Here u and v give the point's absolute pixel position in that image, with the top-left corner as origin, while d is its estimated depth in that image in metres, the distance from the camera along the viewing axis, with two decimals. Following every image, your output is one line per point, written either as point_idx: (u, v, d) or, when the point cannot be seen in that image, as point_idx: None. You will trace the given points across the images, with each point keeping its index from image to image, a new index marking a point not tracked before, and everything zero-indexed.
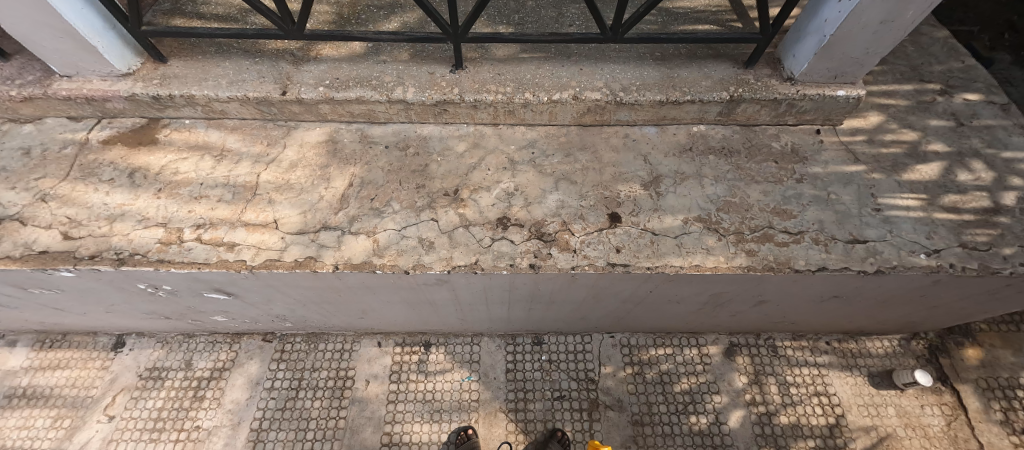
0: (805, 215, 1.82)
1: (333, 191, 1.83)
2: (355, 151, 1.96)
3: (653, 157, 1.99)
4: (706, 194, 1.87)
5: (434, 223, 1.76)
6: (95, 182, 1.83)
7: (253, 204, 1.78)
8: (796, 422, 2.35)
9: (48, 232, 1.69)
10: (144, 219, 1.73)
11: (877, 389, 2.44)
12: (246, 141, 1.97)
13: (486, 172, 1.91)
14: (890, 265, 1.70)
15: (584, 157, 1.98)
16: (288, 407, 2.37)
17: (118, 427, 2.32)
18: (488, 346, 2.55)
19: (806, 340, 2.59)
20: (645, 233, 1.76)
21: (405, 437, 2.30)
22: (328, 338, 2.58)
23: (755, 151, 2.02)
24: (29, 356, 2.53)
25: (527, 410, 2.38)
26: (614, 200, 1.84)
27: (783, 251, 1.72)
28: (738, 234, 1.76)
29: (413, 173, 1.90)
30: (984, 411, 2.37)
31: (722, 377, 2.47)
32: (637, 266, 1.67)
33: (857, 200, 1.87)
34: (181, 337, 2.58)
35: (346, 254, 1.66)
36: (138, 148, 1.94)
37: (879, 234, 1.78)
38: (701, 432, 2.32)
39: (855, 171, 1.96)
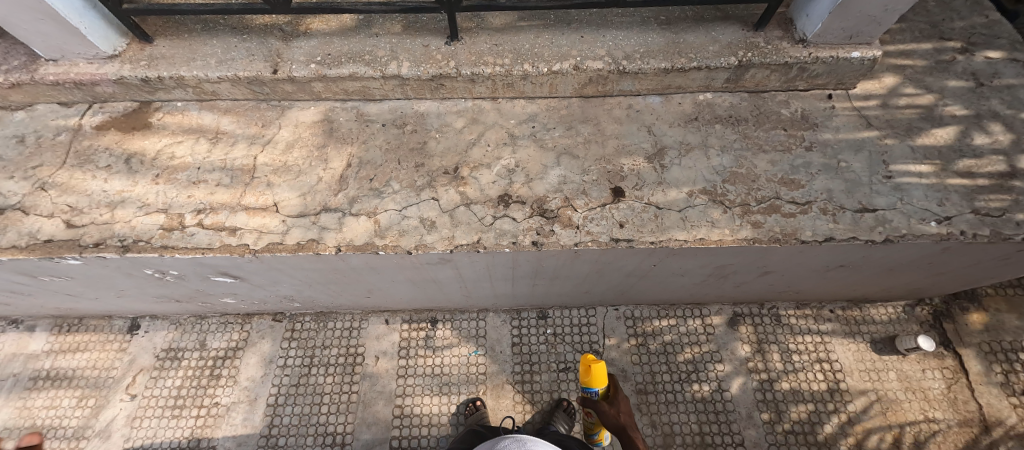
0: (814, 185, 1.78)
1: (331, 172, 1.80)
2: (351, 130, 1.91)
3: (657, 128, 1.93)
4: (712, 166, 1.82)
5: (436, 203, 1.74)
6: (92, 168, 1.81)
7: (252, 188, 1.77)
8: (797, 388, 2.39)
9: (50, 221, 1.69)
10: (145, 205, 1.73)
11: (879, 355, 2.47)
12: (241, 123, 1.93)
13: (486, 148, 1.87)
14: (900, 234, 1.67)
15: (586, 130, 1.93)
16: (301, 383, 2.45)
17: (141, 405, 2.42)
18: (494, 321, 2.59)
19: (810, 309, 2.59)
20: (649, 207, 1.73)
21: (416, 409, 2.38)
22: (337, 317, 2.62)
23: (763, 118, 1.95)
24: (48, 341, 2.60)
25: (533, 381, 2.43)
26: (617, 174, 1.81)
27: (790, 222, 1.69)
28: (744, 206, 1.73)
29: (411, 151, 1.86)
30: (985, 374, 2.40)
31: (725, 346, 2.50)
32: (640, 241, 1.65)
33: (867, 167, 1.82)
34: (193, 319, 2.64)
35: (348, 235, 1.66)
36: (133, 133, 1.90)
37: (890, 202, 1.74)
38: (703, 399, 2.37)
39: (867, 137, 1.89)
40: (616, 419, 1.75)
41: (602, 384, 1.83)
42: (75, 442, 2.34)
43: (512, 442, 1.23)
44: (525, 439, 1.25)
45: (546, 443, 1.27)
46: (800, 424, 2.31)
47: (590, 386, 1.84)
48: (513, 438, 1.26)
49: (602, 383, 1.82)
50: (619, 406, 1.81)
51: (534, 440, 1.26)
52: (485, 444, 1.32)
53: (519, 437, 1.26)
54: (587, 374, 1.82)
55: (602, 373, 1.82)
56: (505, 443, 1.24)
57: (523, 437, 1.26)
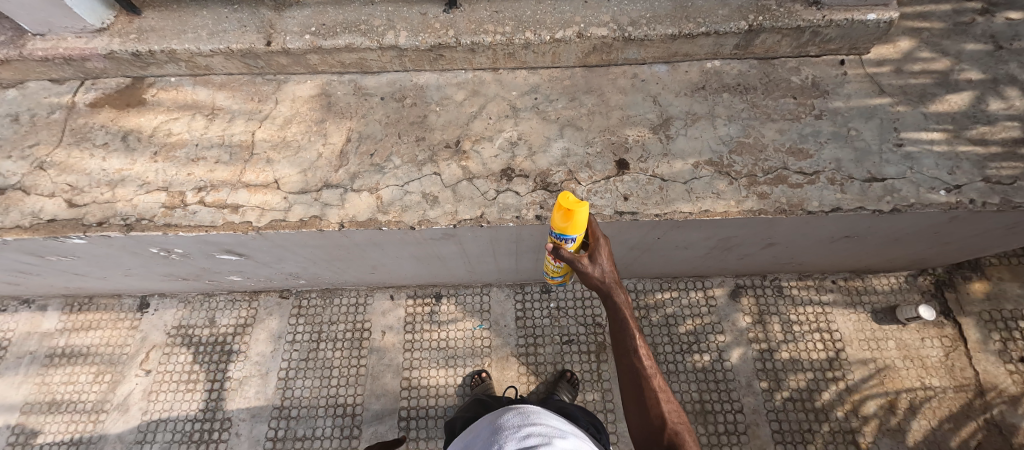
0: (822, 154, 1.74)
1: (331, 148, 1.78)
2: (350, 104, 1.87)
3: (663, 98, 1.88)
4: (718, 136, 1.79)
5: (438, 177, 1.72)
6: (89, 147, 1.79)
7: (251, 164, 1.75)
8: (797, 357, 2.43)
9: (52, 201, 1.69)
10: (145, 183, 1.71)
11: (879, 324, 2.49)
12: (236, 98, 1.89)
13: (488, 121, 1.83)
14: (908, 203, 1.65)
15: (590, 100, 1.88)
16: (311, 357, 2.50)
17: (156, 380, 2.48)
18: (497, 295, 2.61)
19: (812, 280, 2.60)
20: (654, 179, 1.71)
21: (423, 381, 2.44)
22: (342, 293, 2.65)
23: (772, 86, 1.89)
24: (60, 319, 2.64)
25: (536, 354, 2.48)
26: (621, 146, 1.77)
27: (796, 193, 1.67)
28: (751, 177, 1.70)
29: (411, 125, 1.82)
30: (983, 342, 2.43)
31: (726, 317, 2.52)
32: (645, 214, 1.64)
33: (878, 135, 1.78)
34: (201, 297, 2.67)
35: (350, 211, 1.65)
36: (127, 110, 1.87)
37: (899, 171, 1.71)
38: (704, 369, 2.41)
39: (880, 104, 1.84)
40: (597, 278, 1.24)
41: (582, 231, 1.13)
42: (95, 415, 2.42)
43: (516, 416, 1.19)
44: (528, 412, 1.21)
45: (550, 415, 1.23)
46: (798, 391, 2.36)
47: (562, 234, 1.14)
48: (516, 411, 1.22)
49: (581, 230, 1.12)
50: (602, 262, 1.25)
51: (538, 412, 1.23)
52: (487, 417, 1.28)
53: (523, 410, 1.22)
54: (562, 216, 1.09)
55: (584, 217, 1.08)
56: (508, 416, 1.19)
57: (526, 410, 1.22)
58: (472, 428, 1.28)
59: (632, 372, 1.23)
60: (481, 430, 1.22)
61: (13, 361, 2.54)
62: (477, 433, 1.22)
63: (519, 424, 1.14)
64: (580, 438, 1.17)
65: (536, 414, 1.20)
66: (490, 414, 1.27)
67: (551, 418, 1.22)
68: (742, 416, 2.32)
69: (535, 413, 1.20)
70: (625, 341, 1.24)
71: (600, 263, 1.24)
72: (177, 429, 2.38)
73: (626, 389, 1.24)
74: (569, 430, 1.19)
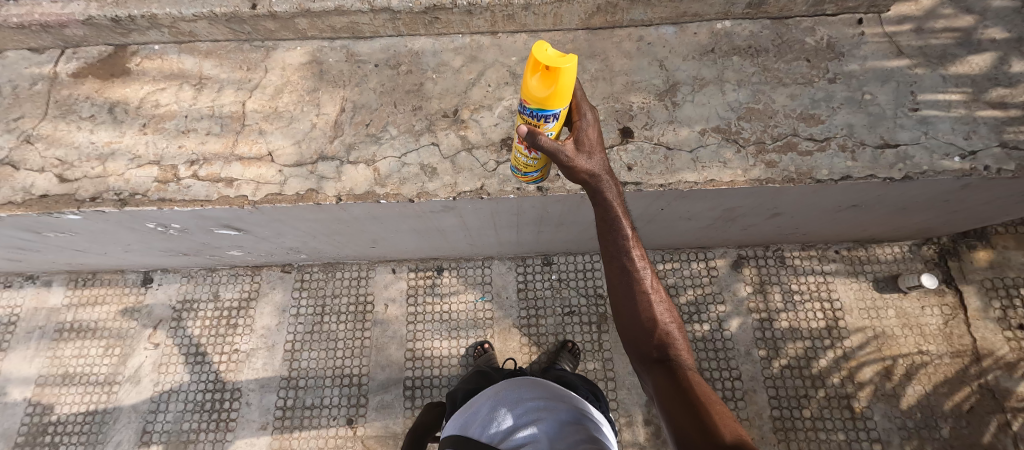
0: (834, 120, 1.68)
1: (325, 118, 1.72)
2: (342, 72, 1.79)
3: (670, 62, 1.79)
4: (727, 102, 1.72)
5: (436, 148, 1.67)
6: (76, 119, 1.73)
7: (244, 136, 1.69)
8: (796, 326, 2.44)
9: (43, 176, 1.65)
10: (136, 157, 1.67)
11: (880, 293, 2.49)
12: (224, 66, 1.80)
13: (487, 89, 1.76)
14: (920, 171, 1.60)
15: (594, 65, 1.79)
16: (316, 330, 2.53)
17: (165, 353, 2.53)
18: (499, 268, 2.61)
19: (815, 250, 2.58)
20: (659, 148, 1.66)
21: (427, 351, 2.47)
22: (344, 267, 2.64)
23: (785, 48, 1.80)
24: (66, 295, 2.66)
25: (538, 325, 2.50)
26: (626, 114, 1.71)
27: (806, 161, 1.62)
28: (760, 145, 1.65)
29: (407, 94, 1.75)
30: (983, 310, 2.44)
31: (727, 288, 2.53)
32: (649, 184, 1.61)
33: (893, 100, 1.70)
34: (204, 271, 2.67)
35: (347, 184, 1.62)
36: (112, 80, 1.79)
37: (913, 137, 1.65)
38: (704, 338, 2.44)
39: (897, 66, 1.75)
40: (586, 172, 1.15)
41: (565, 102, 0.93)
42: (109, 387, 2.48)
43: (517, 391, 1.15)
44: (530, 385, 1.18)
45: (552, 387, 1.21)
46: (796, 359, 2.39)
47: (542, 109, 0.93)
48: (517, 384, 1.19)
49: (564, 101, 0.92)
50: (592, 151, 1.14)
51: (539, 383, 1.20)
52: (485, 390, 1.23)
53: (524, 384, 1.18)
54: (540, 81, 0.87)
55: (569, 81, 0.87)
56: (510, 390, 1.16)
57: (527, 384, 1.18)
58: (470, 402, 1.23)
59: (622, 272, 1.21)
60: (481, 404, 1.18)
61: (24, 336, 2.58)
62: (477, 407, 1.18)
63: (522, 400, 1.12)
64: (581, 407, 1.17)
65: (538, 387, 1.17)
66: (489, 388, 1.23)
67: (553, 389, 1.19)
68: (740, 383, 2.36)
69: (537, 387, 1.17)
70: (615, 244, 1.20)
71: (589, 156, 1.13)
72: (189, 399, 2.44)
73: (615, 291, 1.24)
74: (571, 400, 1.18)
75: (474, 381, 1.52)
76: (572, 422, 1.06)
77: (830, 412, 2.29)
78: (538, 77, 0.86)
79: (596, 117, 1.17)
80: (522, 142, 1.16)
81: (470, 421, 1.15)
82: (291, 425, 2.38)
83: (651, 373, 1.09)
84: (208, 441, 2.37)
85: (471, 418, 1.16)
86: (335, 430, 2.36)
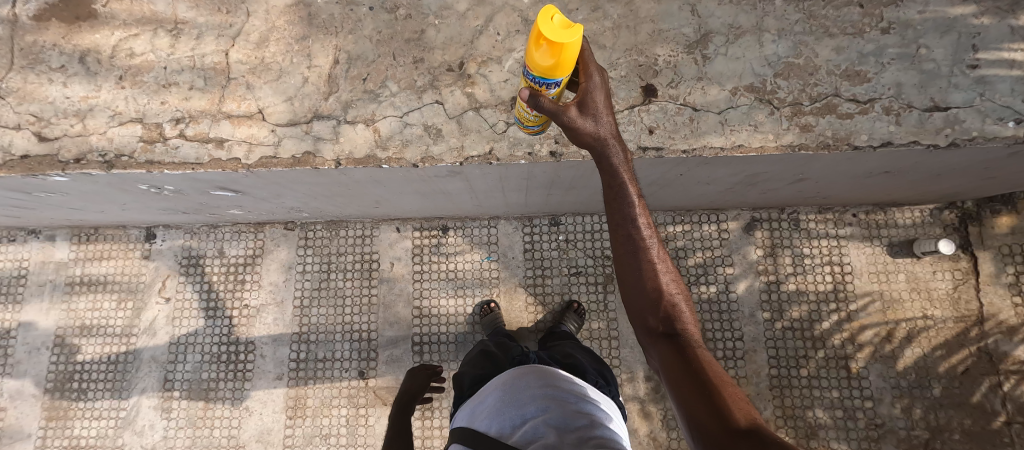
0: (882, 78, 1.51)
1: (317, 72, 1.56)
2: (333, 16, 1.59)
3: (703, 7, 1.58)
4: (764, 56, 1.54)
5: (440, 107, 1.53)
6: (46, 71, 1.58)
7: (231, 91, 1.55)
8: (804, 289, 2.43)
9: (20, 134, 1.54)
10: (116, 114, 1.54)
11: (893, 257, 2.44)
12: (201, 8, 1.60)
13: (495, 38, 1.57)
14: (968, 137, 1.47)
15: (616, 11, 1.58)
16: (323, 286, 2.54)
17: (176, 307, 2.57)
18: (505, 228, 2.55)
19: (832, 213, 2.48)
20: (684, 108, 1.51)
21: (433, 309, 2.50)
22: (348, 225, 2.59)
23: None
24: (72, 250, 2.65)
25: (544, 284, 2.49)
26: (650, 69, 1.54)
27: (845, 125, 1.48)
28: (796, 106, 1.50)
29: (408, 43, 1.57)
30: (995, 275, 2.39)
31: (737, 250, 2.48)
32: (671, 150, 1.49)
33: (951, 54, 1.52)
34: (206, 228, 2.63)
35: (346, 147, 1.51)
36: (78, 24, 1.60)
37: (966, 99, 1.49)
38: (710, 299, 2.44)
39: (962, 14, 1.54)
40: (591, 134, 1.06)
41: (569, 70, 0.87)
42: (126, 338, 2.55)
43: (532, 381, 1.16)
44: (544, 378, 1.18)
45: (567, 382, 1.20)
46: (799, 321, 2.40)
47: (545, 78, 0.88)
48: (531, 376, 1.19)
49: (568, 71, 0.86)
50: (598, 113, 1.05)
51: (555, 378, 1.19)
52: (500, 381, 1.25)
53: (539, 376, 1.19)
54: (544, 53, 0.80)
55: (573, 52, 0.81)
56: (524, 381, 1.17)
57: (541, 376, 1.18)
58: (484, 392, 1.25)
59: (627, 241, 1.10)
60: (494, 393, 1.19)
61: (37, 289, 2.61)
62: (491, 396, 1.19)
63: (534, 390, 1.12)
64: (596, 405, 1.14)
65: (552, 381, 1.17)
66: (504, 378, 1.24)
67: (569, 384, 1.18)
68: (742, 343, 2.39)
69: (551, 381, 1.16)
70: (621, 209, 1.10)
71: (594, 118, 1.04)
72: (205, 351, 2.52)
73: (619, 261, 1.13)
74: (586, 396, 1.16)
75: (483, 365, 1.54)
76: (584, 415, 1.03)
77: (827, 372, 2.35)
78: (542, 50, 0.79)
79: (603, 78, 1.08)
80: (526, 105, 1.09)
81: (481, 412, 1.17)
82: (305, 376, 2.47)
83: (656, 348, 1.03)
84: (227, 389, 2.48)
85: (483, 407, 1.18)
86: (347, 381, 2.46)
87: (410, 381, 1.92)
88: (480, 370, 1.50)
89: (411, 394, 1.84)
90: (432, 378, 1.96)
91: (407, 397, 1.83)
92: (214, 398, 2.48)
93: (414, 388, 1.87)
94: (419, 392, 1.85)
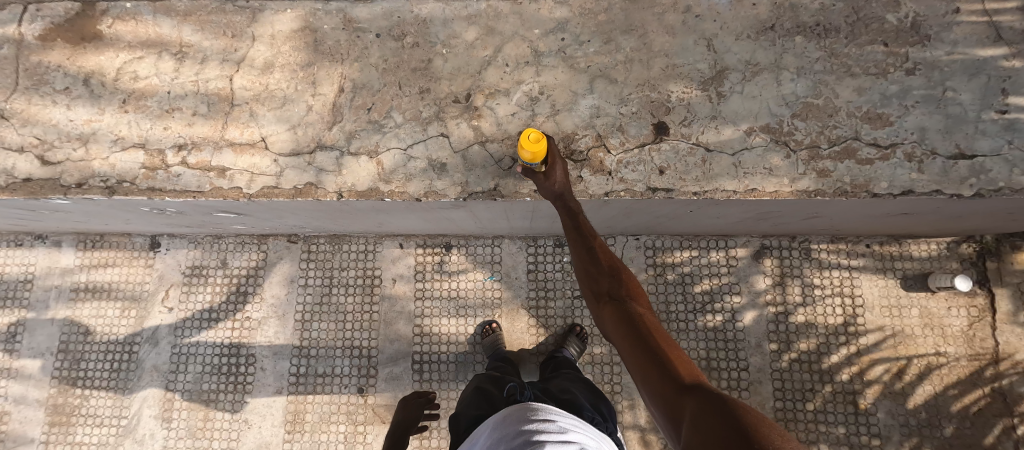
0: (905, 122, 1.45)
1: (322, 100, 1.53)
2: (339, 43, 1.56)
3: (719, 41, 1.52)
4: (781, 95, 1.48)
5: (445, 140, 1.50)
6: (50, 92, 1.57)
7: (234, 118, 1.53)
8: (813, 321, 2.37)
9: (23, 157, 1.53)
10: (119, 139, 1.53)
11: (906, 291, 2.38)
12: (206, 32, 1.58)
13: (503, 70, 1.53)
14: (995, 187, 1.41)
15: (629, 43, 1.53)
16: (324, 301, 2.53)
17: (179, 317, 2.57)
18: (509, 248, 2.52)
19: (845, 243, 2.42)
20: (697, 149, 1.46)
21: (434, 328, 2.48)
22: (351, 240, 2.58)
23: (860, 27, 1.51)
24: (77, 256, 2.66)
25: (547, 307, 2.46)
26: (662, 105, 1.49)
27: (864, 171, 1.43)
28: (813, 150, 1.45)
29: (414, 73, 1.54)
30: (1012, 313, 2.32)
31: (745, 278, 2.43)
32: (681, 192, 1.45)
33: (979, 98, 1.45)
34: (210, 238, 2.62)
35: (348, 179, 1.48)
36: (83, 46, 1.59)
37: (994, 147, 1.43)
38: (715, 328, 2.39)
39: (991, 56, 1.47)
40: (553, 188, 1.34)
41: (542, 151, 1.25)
42: (129, 347, 2.56)
43: (521, 412, 1.13)
44: (535, 407, 1.14)
45: (559, 410, 1.16)
46: (806, 354, 2.35)
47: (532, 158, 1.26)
48: (522, 407, 1.16)
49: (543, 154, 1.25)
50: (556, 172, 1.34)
51: (546, 407, 1.16)
52: (491, 418, 1.22)
53: (529, 405, 1.15)
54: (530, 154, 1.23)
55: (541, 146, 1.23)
56: (513, 413, 1.13)
57: (531, 406, 1.15)
58: (476, 432, 1.22)
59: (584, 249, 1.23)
60: (485, 432, 1.16)
61: (43, 293, 2.63)
62: (482, 435, 1.16)
63: (523, 418, 1.08)
64: (586, 436, 1.11)
65: (542, 410, 1.13)
66: (495, 414, 1.21)
67: (559, 412, 1.15)
68: (746, 374, 2.35)
69: (542, 409, 1.13)
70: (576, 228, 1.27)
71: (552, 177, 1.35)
72: (206, 362, 2.52)
73: (581, 269, 1.24)
74: (575, 426, 1.13)
75: (479, 404, 1.51)
76: (572, 444, 1.00)
77: (834, 407, 2.29)
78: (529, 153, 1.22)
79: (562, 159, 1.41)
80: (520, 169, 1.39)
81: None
82: (304, 390, 2.47)
83: (608, 324, 1.09)
84: (227, 401, 2.48)
85: (475, 447, 1.14)
86: (347, 397, 2.45)
87: (403, 409, 1.92)
88: (477, 411, 1.47)
89: (406, 423, 1.84)
90: (427, 405, 1.97)
91: (401, 426, 1.82)
92: (215, 409, 2.48)
93: (409, 417, 1.86)
94: (414, 421, 1.85)
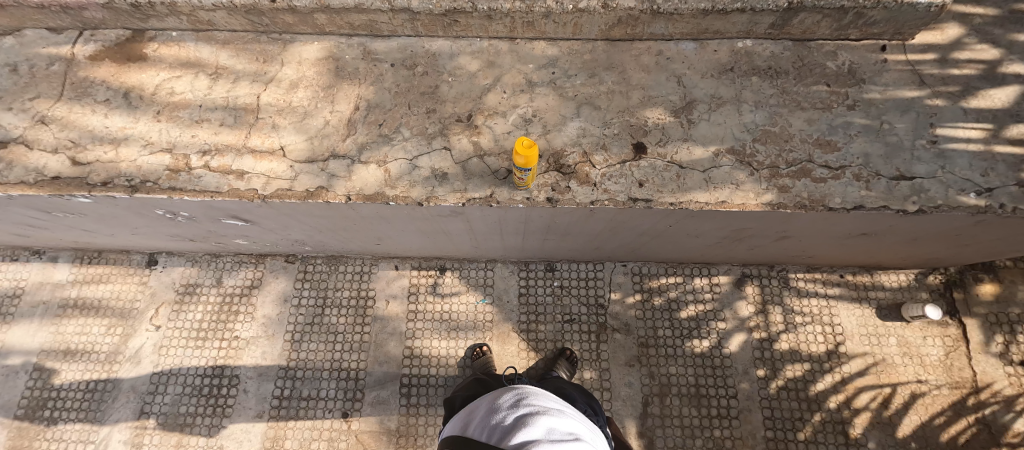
0: (851, 148, 1.66)
1: (338, 115, 1.72)
2: (358, 70, 1.78)
3: (688, 79, 1.77)
4: (743, 123, 1.70)
5: (448, 153, 1.66)
6: (91, 103, 1.74)
7: (257, 129, 1.70)
8: (796, 349, 2.44)
9: (55, 158, 1.65)
10: (148, 144, 1.67)
11: (883, 320, 2.48)
12: (241, 57, 1.80)
13: (501, 95, 1.75)
14: (934, 205, 1.58)
15: (611, 77, 1.77)
16: (316, 321, 2.55)
17: (166, 335, 2.55)
18: (501, 271, 2.62)
19: (820, 272, 2.57)
20: (671, 166, 1.65)
21: (425, 350, 2.49)
22: (348, 261, 2.66)
23: (806, 71, 1.78)
24: (72, 272, 2.68)
25: (537, 330, 2.50)
26: (640, 128, 1.70)
27: (819, 188, 1.61)
28: (773, 169, 1.64)
29: (422, 96, 1.75)
30: (985, 344, 2.42)
31: (729, 305, 2.52)
32: (659, 202, 1.59)
33: (911, 130, 1.68)
34: (208, 257, 2.68)
35: (357, 184, 1.61)
36: (128, 65, 1.79)
37: (929, 170, 1.63)
38: (702, 354, 2.44)
39: (917, 97, 1.73)
40: None
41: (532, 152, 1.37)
42: (109, 365, 2.50)
43: (513, 396, 1.31)
44: (526, 394, 1.32)
45: (548, 398, 1.34)
46: (793, 381, 2.38)
47: (528, 161, 1.38)
48: (515, 392, 1.33)
49: (535, 155, 1.38)
50: None
51: (536, 394, 1.33)
52: (488, 398, 1.39)
53: (521, 392, 1.33)
54: (523, 158, 1.37)
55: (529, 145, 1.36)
56: (506, 397, 1.31)
57: (524, 392, 1.33)
58: (473, 406, 1.40)
59: None
60: (484, 408, 1.33)
61: (28, 309, 2.61)
62: (481, 410, 1.33)
63: (516, 404, 1.26)
64: (578, 421, 1.30)
65: (532, 396, 1.31)
66: (491, 394, 1.39)
67: (547, 399, 1.32)
68: (736, 401, 2.35)
69: (532, 396, 1.30)
70: None
71: None
72: (187, 383, 2.46)
73: None
74: (568, 411, 1.32)
75: (471, 387, 1.71)
76: (570, 432, 1.18)
77: (824, 437, 2.29)
78: (523, 157, 1.36)
79: None
80: (524, 179, 1.50)
81: (474, 422, 1.30)
82: (285, 415, 2.40)
83: None
84: (203, 426, 2.39)
85: (474, 419, 1.31)
86: (330, 423, 2.38)
87: None
88: (468, 392, 1.67)
89: None
90: None
91: None
92: (190, 434, 2.38)
93: None
94: None
